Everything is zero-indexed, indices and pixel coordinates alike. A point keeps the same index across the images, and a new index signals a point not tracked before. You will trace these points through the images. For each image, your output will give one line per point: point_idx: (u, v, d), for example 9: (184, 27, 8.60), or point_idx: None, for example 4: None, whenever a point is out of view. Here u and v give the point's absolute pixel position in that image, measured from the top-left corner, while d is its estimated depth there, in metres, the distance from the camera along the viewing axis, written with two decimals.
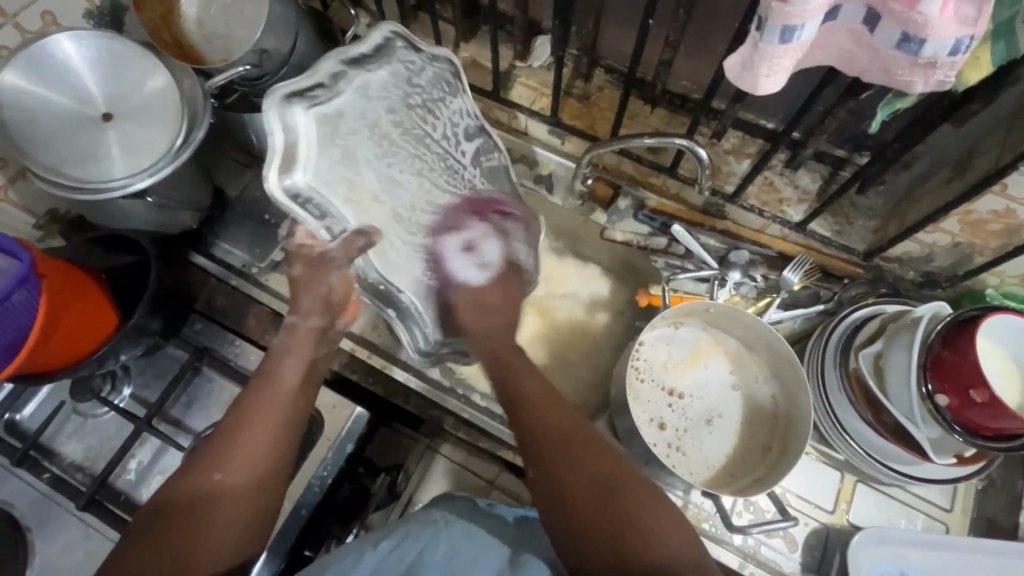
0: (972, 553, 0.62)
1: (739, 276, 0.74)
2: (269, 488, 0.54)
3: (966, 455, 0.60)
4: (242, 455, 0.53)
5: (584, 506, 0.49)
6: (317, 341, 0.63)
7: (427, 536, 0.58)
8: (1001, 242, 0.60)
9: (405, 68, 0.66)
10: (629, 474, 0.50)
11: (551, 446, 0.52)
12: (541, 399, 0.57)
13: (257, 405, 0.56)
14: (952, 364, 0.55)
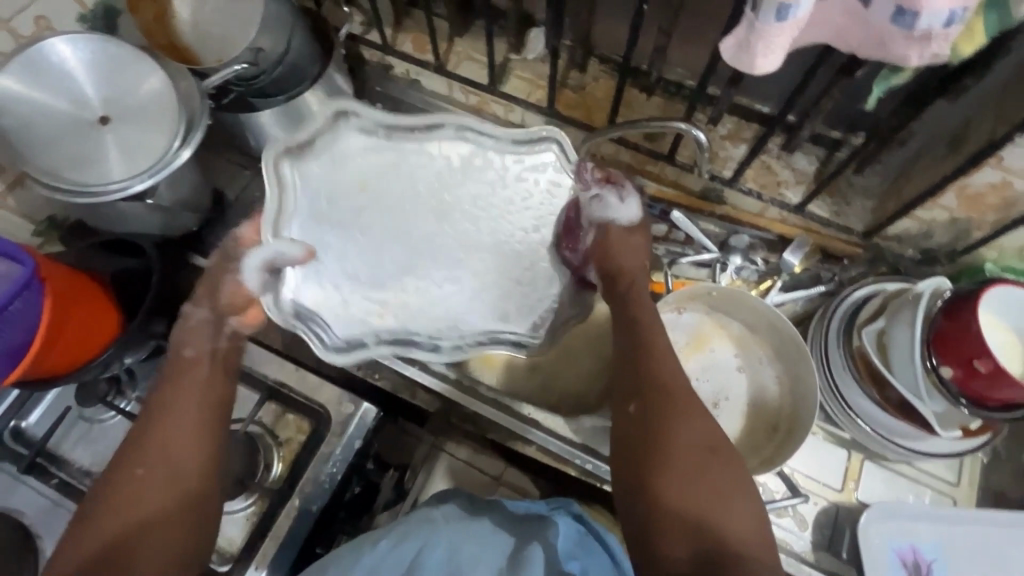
0: (980, 525, 0.62)
1: (740, 260, 0.76)
2: (194, 479, 0.53)
3: (972, 427, 0.60)
4: (164, 455, 0.52)
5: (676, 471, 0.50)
6: (213, 333, 0.59)
7: (424, 535, 0.59)
8: (998, 215, 0.61)
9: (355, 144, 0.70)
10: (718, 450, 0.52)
11: (662, 405, 0.54)
12: (661, 357, 0.57)
13: (162, 417, 0.54)
14: (955, 338, 0.56)
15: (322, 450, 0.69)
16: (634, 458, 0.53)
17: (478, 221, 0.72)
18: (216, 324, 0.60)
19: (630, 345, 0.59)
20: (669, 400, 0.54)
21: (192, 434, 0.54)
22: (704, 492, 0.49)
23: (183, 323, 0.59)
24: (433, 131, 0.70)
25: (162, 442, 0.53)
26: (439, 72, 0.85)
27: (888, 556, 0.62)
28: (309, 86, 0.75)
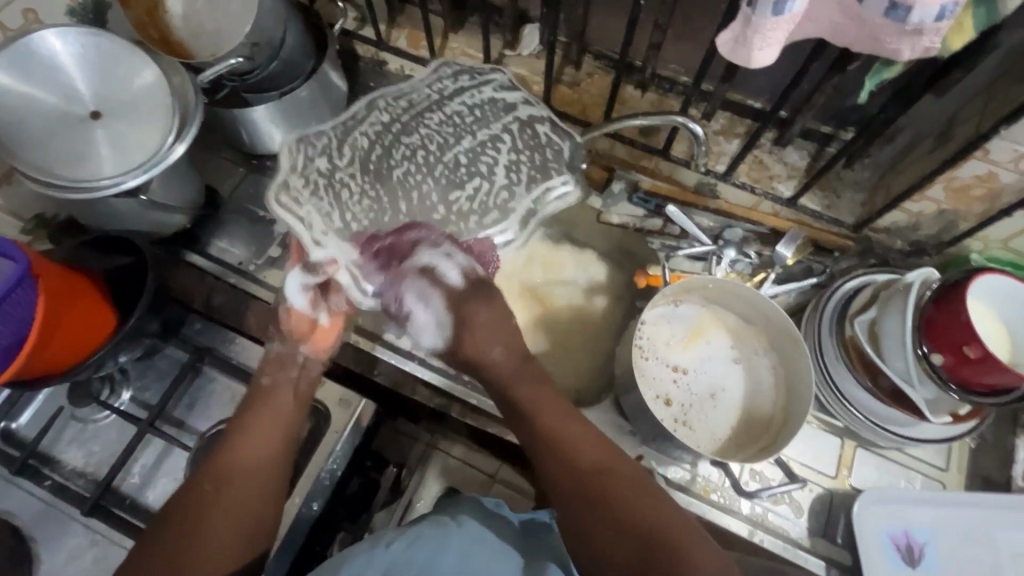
0: (968, 508, 0.64)
1: (734, 253, 0.76)
2: (270, 492, 0.56)
3: (961, 413, 0.62)
4: (245, 470, 0.56)
5: (617, 549, 0.48)
6: (287, 362, 0.65)
7: (437, 539, 0.57)
8: (984, 206, 0.63)
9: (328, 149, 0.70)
10: (644, 510, 0.50)
11: (584, 480, 0.52)
12: (561, 421, 0.56)
13: (247, 429, 0.59)
14: (944, 326, 0.57)
15: (321, 448, 0.68)
16: (581, 539, 0.50)
17: (467, 135, 0.73)
18: (290, 353, 0.65)
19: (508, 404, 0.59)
20: (558, 445, 0.55)
21: (274, 447, 0.59)
22: (621, 518, 0.50)
23: (266, 354, 0.66)
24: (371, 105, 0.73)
25: (239, 446, 0.57)
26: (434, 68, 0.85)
27: (881, 541, 0.63)
28: (303, 82, 0.75)
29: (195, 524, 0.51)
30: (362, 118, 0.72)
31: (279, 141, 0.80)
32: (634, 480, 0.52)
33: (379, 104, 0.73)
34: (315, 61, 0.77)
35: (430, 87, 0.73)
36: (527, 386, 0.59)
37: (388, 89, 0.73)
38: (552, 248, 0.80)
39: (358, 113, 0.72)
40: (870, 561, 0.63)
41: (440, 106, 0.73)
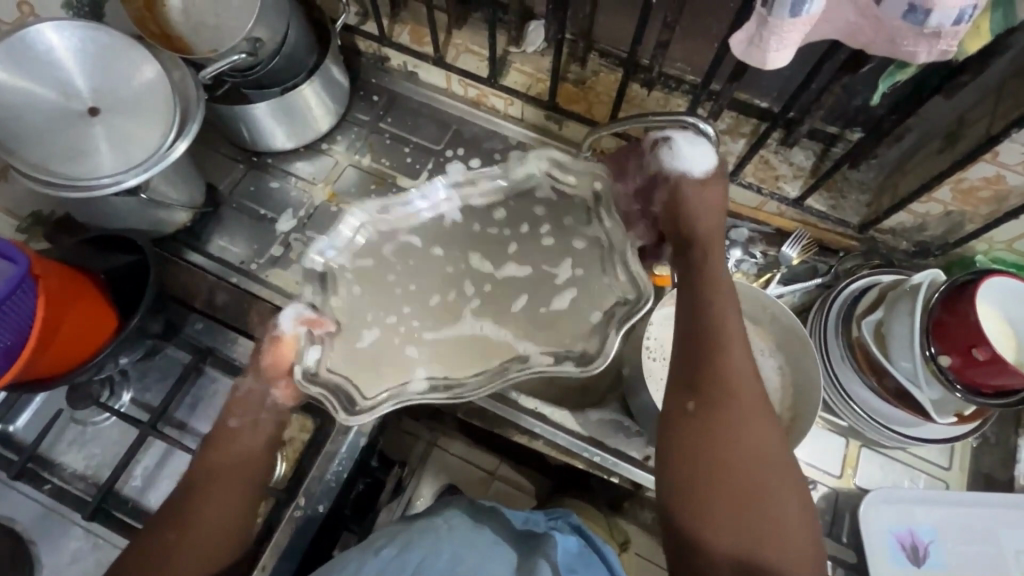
0: (972, 507, 0.64)
1: (740, 254, 0.77)
2: (227, 529, 0.58)
3: (966, 413, 0.63)
4: (212, 492, 0.58)
5: (717, 480, 0.52)
6: (258, 404, 0.63)
7: (430, 543, 0.57)
8: (991, 208, 0.63)
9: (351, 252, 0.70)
10: (776, 460, 0.53)
11: (723, 401, 0.54)
12: (738, 349, 0.57)
13: (218, 444, 0.60)
14: (953, 326, 0.58)
15: (326, 450, 0.68)
16: (682, 454, 0.53)
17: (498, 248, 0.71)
18: (262, 389, 0.63)
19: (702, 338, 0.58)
20: (728, 395, 0.55)
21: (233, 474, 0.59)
22: (745, 499, 0.51)
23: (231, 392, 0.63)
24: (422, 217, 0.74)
25: (214, 459, 0.59)
26: (438, 64, 0.83)
27: (886, 539, 0.63)
28: (305, 79, 0.74)
29: (165, 541, 0.55)
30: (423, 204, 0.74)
31: (279, 137, 0.79)
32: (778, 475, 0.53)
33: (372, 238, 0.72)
34: (317, 57, 0.76)
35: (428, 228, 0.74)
36: (735, 330, 0.58)
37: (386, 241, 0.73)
38: None
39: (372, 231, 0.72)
40: (875, 557, 0.63)
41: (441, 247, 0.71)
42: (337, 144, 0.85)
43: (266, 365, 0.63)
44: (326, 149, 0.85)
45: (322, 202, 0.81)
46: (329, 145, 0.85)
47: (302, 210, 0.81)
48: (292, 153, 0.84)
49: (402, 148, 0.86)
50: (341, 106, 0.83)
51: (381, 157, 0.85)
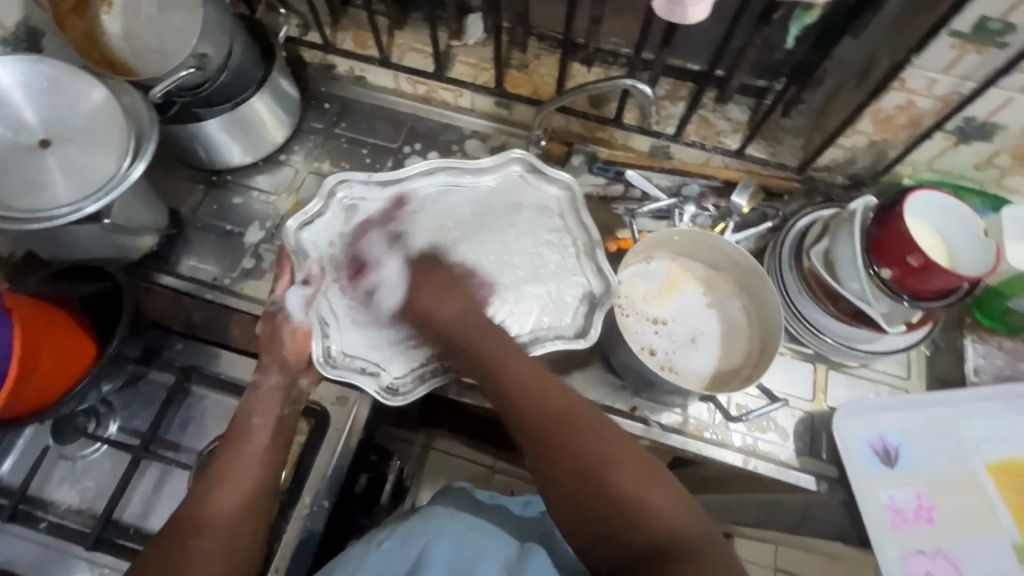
0: (932, 408, 0.70)
1: (695, 209, 0.80)
2: (242, 544, 0.57)
3: (914, 321, 0.68)
4: (225, 499, 0.58)
5: (574, 474, 0.53)
6: (283, 397, 0.65)
7: (432, 528, 0.59)
8: (908, 133, 0.69)
9: (360, 200, 0.72)
10: (595, 450, 0.54)
11: (547, 426, 0.56)
12: (527, 374, 0.60)
13: (231, 458, 0.60)
14: (886, 242, 0.63)
15: (326, 447, 0.69)
16: (548, 471, 0.55)
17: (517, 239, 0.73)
18: (287, 386, 0.66)
19: (484, 361, 0.62)
20: (547, 416, 0.56)
21: (240, 497, 0.59)
22: (578, 475, 0.53)
23: (253, 390, 0.65)
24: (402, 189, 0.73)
25: (226, 481, 0.59)
26: (384, 65, 0.86)
27: (859, 448, 0.68)
28: (255, 91, 0.75)
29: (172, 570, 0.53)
30: (414, 183, 0.73)
31: (236, 152, 0.80)
32: (619, 448, 0.54)
33: (341, 198, 0.71)
34: (264, 71, 0.77)
35: (423, 185, 0.73)
36: (518, 360, 0.61)
37: (360, 186, 0.71)
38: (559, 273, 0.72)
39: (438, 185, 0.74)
40: (851, 466, 0.68)
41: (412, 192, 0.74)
42: (295, 153, 0.87)
43: (290, 357, 0.66)
44: (285, 159, 0.86)
45: (287, 211, 0.82)
46: (287, 155, 0.86)
47: (269, 221, 0.82)
48: (251, 167, 0.85)
49: (361, 150, 0.88)
50: (296, 117, 0.85)
51: (340, 162, 0.87)
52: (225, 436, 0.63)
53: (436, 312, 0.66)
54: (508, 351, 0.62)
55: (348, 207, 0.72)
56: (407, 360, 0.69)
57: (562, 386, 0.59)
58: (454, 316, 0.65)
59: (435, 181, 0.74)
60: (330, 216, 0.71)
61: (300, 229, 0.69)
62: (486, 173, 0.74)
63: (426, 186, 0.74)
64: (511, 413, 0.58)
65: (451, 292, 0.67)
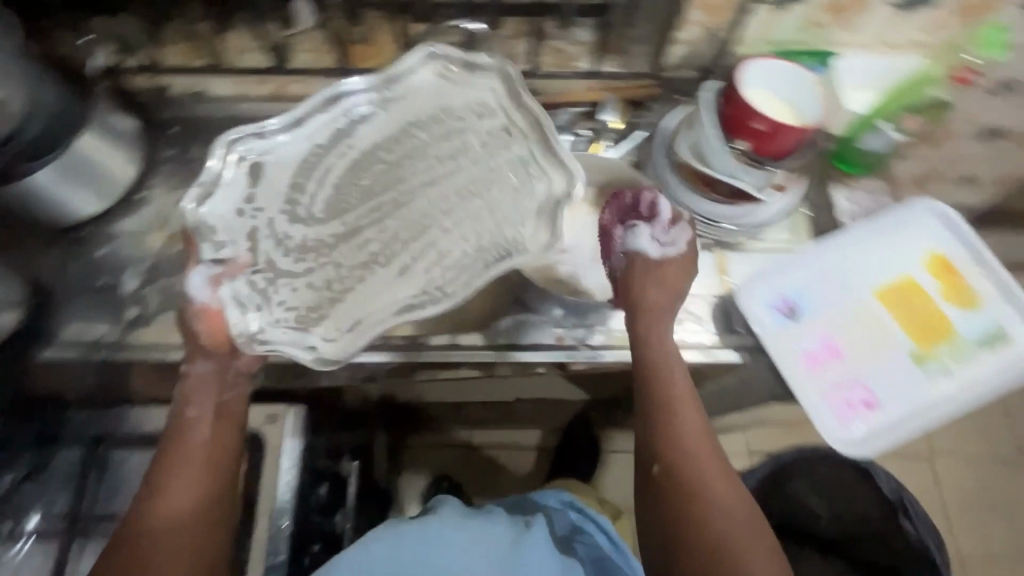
0: (819, 256, 0.74)
1: (569, 137, 0.85)
2: (208, 543, 0.55)
3: (783, 183, 0.72)
4: (174, 490, 0.55)
5: (692, 530, 0.57)
6: (218, 381, 0.61)
7: (420, 530, 0.68)
8: (734, 13, 0.72)
9: (269, 147, 0.69)
10: (721, 517, 0.57)
11: (681, 468, 0.59)
12: (684, 410, 0.62)
13: (172, 452, 0.57)
14: (734, 114, 0.66)
15: (268, 467, 0.68)
16: (667, 511, 0.59)
17: (458, 151, 0.73)
18: (219, 371, 0.61)
19: (655, 387, 0.63)
20: (684, 463, 0.60)
21: (191, 493, 0.56)
22: (699, 533, 0.57)
23: (183, 379, 0.60)
24: (304, 132, 0.70)
25: (172, 473, 0.56)
26: (221, 72, 0.81)
27: (765, 313, 0.72)
28: (81, 131, 0.68)
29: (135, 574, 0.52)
30: (318, 119, 0.71)
31: (85, 202, 0.74)
32: (740, 530, 0.57)
33: (237, 150, 0.67)
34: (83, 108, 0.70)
35: (336, 116, 0.72)
36: (683, 395, 0.62)
37: (252, 139, 0.68)
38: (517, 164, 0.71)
39: (358, 110, 0.72)
40: (761, 329, 0.72)
41: (311, 137, 0.71)
42: (154, 188, 0.81)
43: (206, 341, 0.60)
44: (143, 197, 0.80)
45: (161, 249, 0.78)
46: (146, 192, 0.81)
47: (143, 264, 0.76)
48: (108, 214, 0.79)
49: None
50: (141, 150, 0.79)
51: None
52: (163, 433, 0.59)
53: (637, 290, 0.66)
54: (676, 383, 0.63)
55: (248, 164, 0.68)
56: (347, 314, 0.66)
57: (716, 439, 0.62)
58: (652, 311, 0.66)
59: (336, 112, 0.72)
60: (230, 178, 0.67)
61: (199, 206, 0.65)
62: (408, 77, 0.72)
63: (336, 117, 0.72)
64: (647, 442, 0.62)
65: (652, 296, 0.66)
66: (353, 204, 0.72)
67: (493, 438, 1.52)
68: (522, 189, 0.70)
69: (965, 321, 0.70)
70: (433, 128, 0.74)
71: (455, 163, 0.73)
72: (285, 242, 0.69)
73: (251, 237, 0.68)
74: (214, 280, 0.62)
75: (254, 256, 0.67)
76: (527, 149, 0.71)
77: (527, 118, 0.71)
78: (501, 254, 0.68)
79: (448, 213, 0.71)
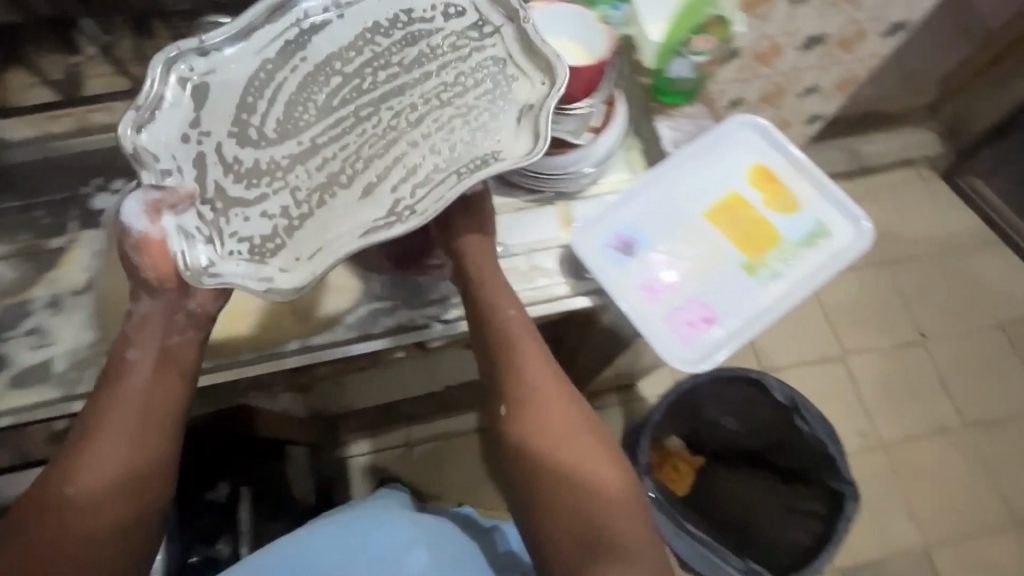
0: (648, 189, 0.76)
1: None
2: (127, 514, 0.55)
3: (598, 125, 0.73)
4: (103, 446, 0.55)
5: (566, 502, 0.59)
6: (163, 326, 0.60)
7: (372, 519, 0.79)
8: None
9: (194, 76, 0.60)
10: (594, 485, 0.60)
11: (554, 444, 0.61)
12: (551, 396, 0.63)
13: (109, 400, 0.57)
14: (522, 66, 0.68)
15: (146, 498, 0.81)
16: (539, 488, 0.60)
17: (420, 67, 0.66)
18: (168, 314, 0.60)
19: (522, 373, 0.63)
20: (553, 439, 0.61)
21: (125, 453, 0.56)
22: (570, 503, 0.59)
23: (129, 319, 0.60)
24: (253, 46, 0.62)
25: (103, 436, 0.55)
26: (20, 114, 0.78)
27: (603, 251, 0.73)
28: None
29: (51, 530, 0.53)
30: (258, 19, 0.62)
31: None
32: (611, 494, 0.60)
33: (179, 65, 0.60)
34: None
35: (302, 18, 0.63)
36: (549, 380, 0.64)
37: (190, 45, 0.60)
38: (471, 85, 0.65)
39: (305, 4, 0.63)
40: (600, 269, 0.72)
41: (267, 47, 0.63)
42: None
43: (151, 274, 0.57)
44: None
45: None
46: None
47: None
48: None
49: (38, 212, 0.79)
50: None
51: (21, 233, 0.78)
52: (104, 374, 0.59)
53: (494, 295, 0.66)
54: (545, 372, 0.64)
55: (195, 89, 0.60)
56: (308, 242, 0.60)
57: (586, 415, 0.64)
58: (513, 305, 0.65)
59: (278, 25, 0.63)
60: (171, 106, 0.59)
61: (137, 131, 0.57)
62: None
63: (284, 24, 0.63)
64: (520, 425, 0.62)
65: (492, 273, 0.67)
66: (331, 133, 0.63)
67: (434, 428, 1.51)
68: (482, 117, 0.64)
69: (787, 223, 0.74)
70: (370, 57, 0.65)
71: (425, 69, 0.66)
72: (279, 149, 0.62)
73: (198, 161, 0.59)
74: (153, 207, 0.56)
75: (199, 181, 0.58)
76: (503, 48, 0.66)
77: (507, 45, 0.65)
78: (478, 163, 0.61)
79: (383, 146, 0.64)
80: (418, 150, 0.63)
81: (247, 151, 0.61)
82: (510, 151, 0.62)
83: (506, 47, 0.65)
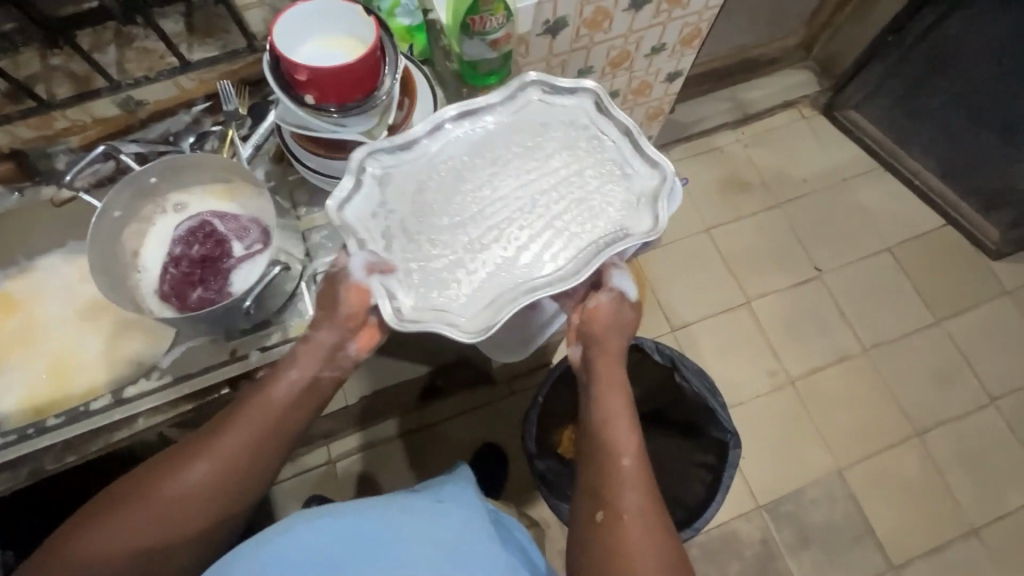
0: None
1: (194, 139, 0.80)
2: (202, 512, 0.61)
3: (394, 122, 0.73)
4: (226, 438, 0.62)
5: (608, 541, 0.61)
6: (325, 358, 0.67)
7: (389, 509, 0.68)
8: None
9: (386, 166, 0.69)
10: (634, 536, 0.60)
11: (608, 483, 0.64)
12: (636, 468, 0.65)
13: (246, 406, 0.64)
14: (286, 72, 0.64)
15: None
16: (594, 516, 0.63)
17: (547, 152, 0.71)
18: (334, 342, 0.67)
19: (610, 435, 0.66)
20: (613, 484, 0.63)
21: (237, 455, 0.61)
22: (612, 544, 0.60)
23: (303, 341, 0.67)
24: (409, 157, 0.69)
25: (229, 430, 0.62)
26: None
27: None
28: None
29: (141, 490, 0.60)
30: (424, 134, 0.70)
31: None
32: (651, 548, 0.60)
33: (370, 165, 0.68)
34: None
35: (446, 135, 0.71)
36: (625, 441, 0.66)
37: (380, 148, 0.68)
38: (568, 158, 0.70)
39: (449, 122, 0.70)
40: None
41: (434, 154, 0.70)
42: None
43: (346, 312, 0.66)
44: None
45: None
46: None
47: None
48: None
49: None
50: None
51: None
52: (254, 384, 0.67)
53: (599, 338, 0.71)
54: (632, 451, 0.66)
55: (379, 180, 0.68)
56: (477, 291, 0.66)
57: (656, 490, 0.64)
58: (612, 342, 0.71)
59: (449, 139, 0.71)
60: (365, 192, 0.67)
61: (341, 210, 0.66)
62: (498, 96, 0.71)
63: (452, 135, 0.71)
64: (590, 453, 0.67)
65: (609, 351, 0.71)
66: (466, 207, 0.69)
67: (351, 440, 1.48)
68: (601, 195, 0.69)
69: None
70: (511, 159, 0.71)
71: (546, 159, 0.71)
72: (423, 220, 0.69)
73: (388, 236, 0.67)
74: (370, 265, 0.64)
75: (394, 253, 0.67)
76: (613, 154, 0.70)
77: (607, 125, 0.71)
78: (608, 237, 0.66)
79: (537, 206, 0.69)
80: (561, 242, 0.67)
81: (420, 227, 0.68)
82: (631, 226, 0.67)
83: (605, 143, 0.71)
